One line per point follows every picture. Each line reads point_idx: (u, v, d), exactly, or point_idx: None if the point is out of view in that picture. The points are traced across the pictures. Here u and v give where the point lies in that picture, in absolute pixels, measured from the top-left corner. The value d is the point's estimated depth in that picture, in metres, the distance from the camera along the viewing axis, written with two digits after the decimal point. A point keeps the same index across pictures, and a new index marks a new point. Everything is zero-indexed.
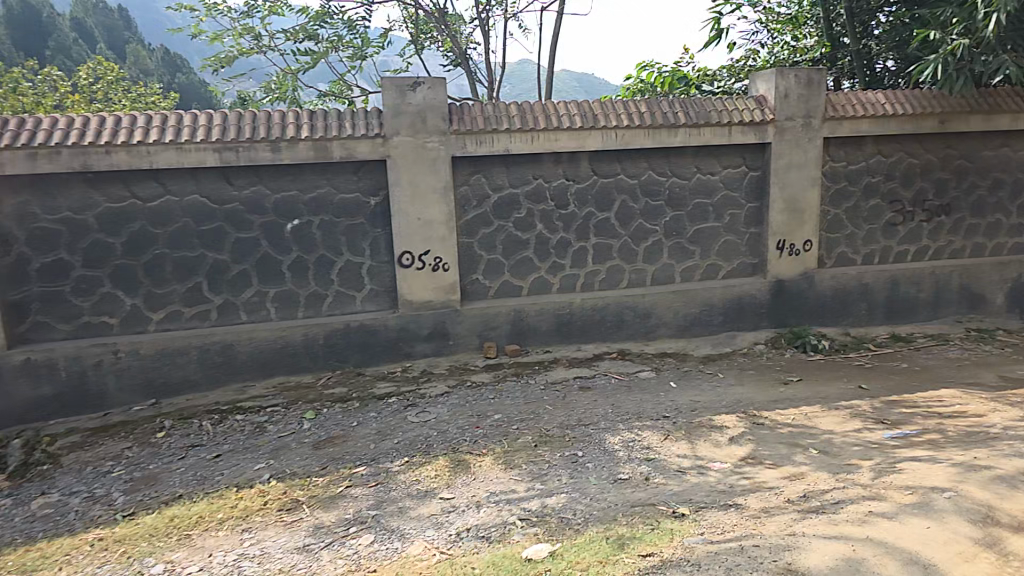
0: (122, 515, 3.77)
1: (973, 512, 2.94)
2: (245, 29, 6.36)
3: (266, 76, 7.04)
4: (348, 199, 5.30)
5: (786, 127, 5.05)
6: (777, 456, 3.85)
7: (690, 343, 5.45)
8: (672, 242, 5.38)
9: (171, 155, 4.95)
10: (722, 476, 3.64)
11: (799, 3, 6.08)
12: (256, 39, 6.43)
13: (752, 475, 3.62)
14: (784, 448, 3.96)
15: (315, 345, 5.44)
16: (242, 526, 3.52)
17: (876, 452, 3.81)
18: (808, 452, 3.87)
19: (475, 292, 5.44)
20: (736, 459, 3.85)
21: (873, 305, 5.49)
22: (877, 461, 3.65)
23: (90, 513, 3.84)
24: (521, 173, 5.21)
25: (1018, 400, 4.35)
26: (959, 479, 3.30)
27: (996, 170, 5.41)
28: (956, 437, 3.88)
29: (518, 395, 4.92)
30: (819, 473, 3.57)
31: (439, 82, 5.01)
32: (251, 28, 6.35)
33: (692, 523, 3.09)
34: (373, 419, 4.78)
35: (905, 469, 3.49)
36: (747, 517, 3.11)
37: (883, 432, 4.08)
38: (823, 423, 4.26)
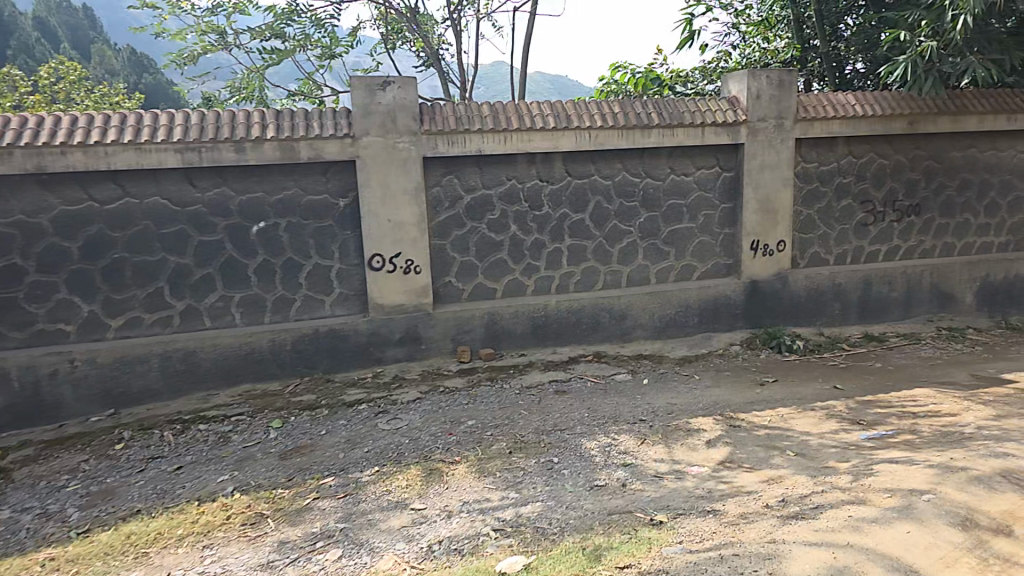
0: (76, 533, 3.57)
1: (952, 516, 2.91)
2: (209, 26, 6.18)
3: (232, 74, 6.86)
4: (317, 201, 5.17)
5: (759, 128, 5.05)
6: (754, 459, 3.80)
7: (666, 344, 5.41)
8: (647, 243, 5.34)
9: (130, 156, 4.75)
10: (700, 481, 3.57)
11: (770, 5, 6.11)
12: (221, 36, 6.25)
13: (729, 480, 3.56)
14: (761, 451, 3.91)
15: (283, 351, 5.27)
16: (203, 543, 3.35)
17: (853, 453, 3.77)
18: (785, 455, 3.83)
19: (448, 295, 5.34)
20: (713, 463, 3.79)
21: (846, 304, 5.51)
22: (854, 463, 3.62)
23: (42, 531, 3.63)
24: (494, 174, 5.13)
25: (990, 399, 4.37)
26: (938, 481, 3.27)
27: (964, 171, 5.48)
28: (932, 437, 3.87)
29: (492, 400, 4.82)
30: (798, 476, 3.53)
31: (410, 81, 4.90)
32: (216, 26, 6.17)
33: (670, 531, 3.01)
34: (343, 427, 4.63)
35: (883, 472, 3.46)
36: (725, 524, 3.04)
37: (859, 433, 4.06)
38: (800, 425, 4.23)
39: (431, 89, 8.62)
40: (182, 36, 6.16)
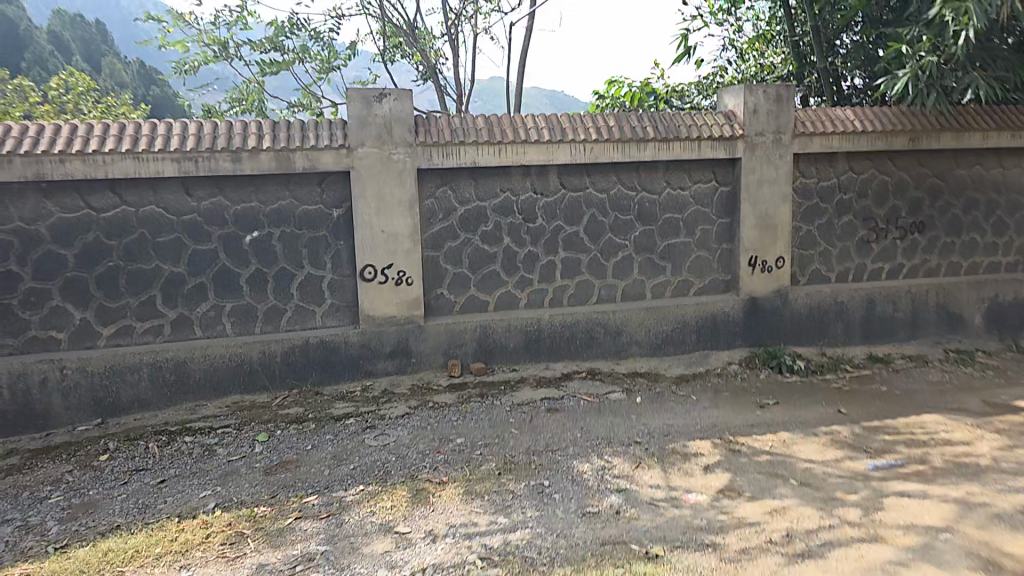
0: (54, 547, 3.47)
1: (972, 558, 2.88)
2: (211, 39, 6.31)
3: (233, 87, 6.99)
4: (311, 210, 5.15)
5: (757, 143, 4.99)
6: (755, 488, 3.64)
7: (663, 362, 5.27)
8: (643, 257, 5.25)
9: (128, 164, 4.78)
10: (699, 510, 3.43)
11: (767, 22, 6.11)
12: (223, 48, 6.38)
13: (730, 510, 3.41)
14: (763, 479, 3.75)
15: (273, 362, 5.20)
16: (180, 563, 3.24)
17: (861, 484, 3.63)
18: (789, 484, 3.66)
19: (439, 307, 5.27)
20: (713, 490, 3.63)
21: (849, 324, 5.35)
22: (863, 497, 3.46)
23: (20, 544, 3.55)
24: (489, 186, 5.10)
25: (1003, 427, 4.19)
26: (953, 517, 3.21)
27: (970, 189, 5.35)
28: (944, 468, 3.75)
29: (482, 417, 4.70)
30: (803, 509, 3.38)
31: (406, 93, 4.91)
32: (218, 38, 6.30)
33: (667, 566, 2.91)
34: (329, 442, 4.53)
35: (893, 505, 3.35)
36: (726, 560, 2.96)
37: (866, 462, 3.90)
38: (804, 454, 4.05)
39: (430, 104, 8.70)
40: (186, 48, 6.30)
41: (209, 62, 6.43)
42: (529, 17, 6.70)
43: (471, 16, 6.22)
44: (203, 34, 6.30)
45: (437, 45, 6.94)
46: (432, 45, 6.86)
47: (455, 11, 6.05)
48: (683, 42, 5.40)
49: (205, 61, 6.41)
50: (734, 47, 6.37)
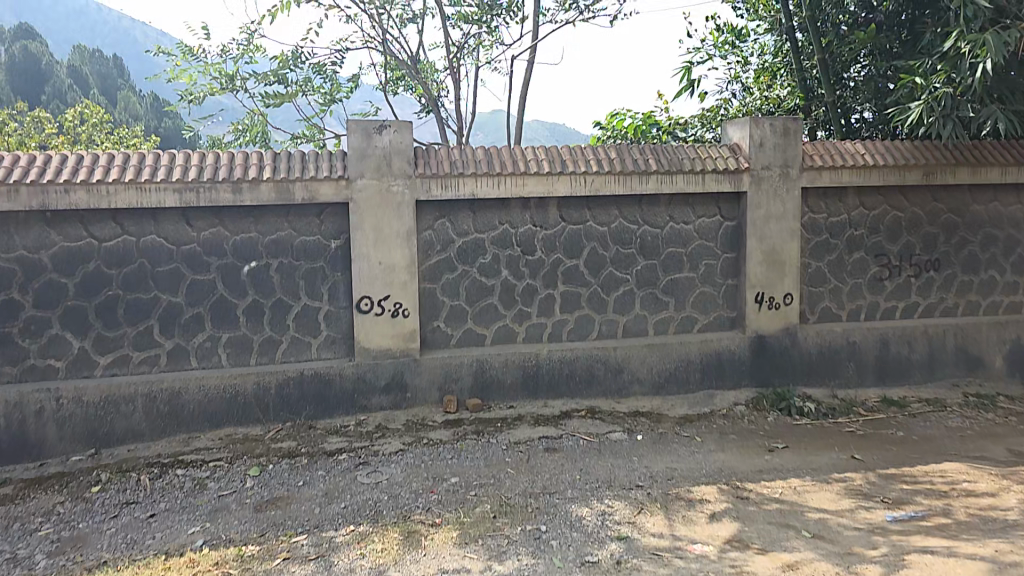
0: None
1: None
2: (218, 71, 6.44)
3: (238, 118, 7.10)
4: (309, 241, 5.10)
5: (763, 176, 4.86)
6: (766, 540, 3.42)
7: (665, 402, 5.08)
8: (645, 292, 5.11)
9: (131, 195, 4.74)
10: (706, 562, 3.23)
11: (772, 55, 6.02)
12: (229, 80, 6.50)
13: (740, 564, 3.19)
14: (775, 530, 3.53)
15: (267, 394, 5.12)
16: None
17: (881, 539, 3.38)
18: (802, 536, 3.44)
19: (436, 341, 5.17)
20: (720, 541, 3.43)
21: (862, 365, 5.12)
22: (884, 552, 3.22)
23: None
24: (487, 218, 5.02)
25: None
26: None
27: (988, 225, 5.14)
28: (971, 523, 3.48)
29: (477, 456, 4.54)
30: (820, 564, 3.16)
31: (406, 125, 4.85)
32: (225, 71, 6.42)
33: None
34: (320, 479, 4.40)
35: (918, 563, 3.10)
36: None
37: (884, 513, 3.66)
38: (820, 505, 3.79)
39: (433, 137, 8.75)
40: (193, 81, 6.43)
41: (215, 93, 6.55)
42: (530, 51, 6.72)
43: (472, 50, 6.24)
44: (211, 66, 6.43)
45: (439, 77, 6.98)
46: (435, 78, 6.90)
47: (456, 45, 6.08)
48: (686, 76, 5.32)
49: (211, 93, 6.53)
50: (739, 80, 6.29)
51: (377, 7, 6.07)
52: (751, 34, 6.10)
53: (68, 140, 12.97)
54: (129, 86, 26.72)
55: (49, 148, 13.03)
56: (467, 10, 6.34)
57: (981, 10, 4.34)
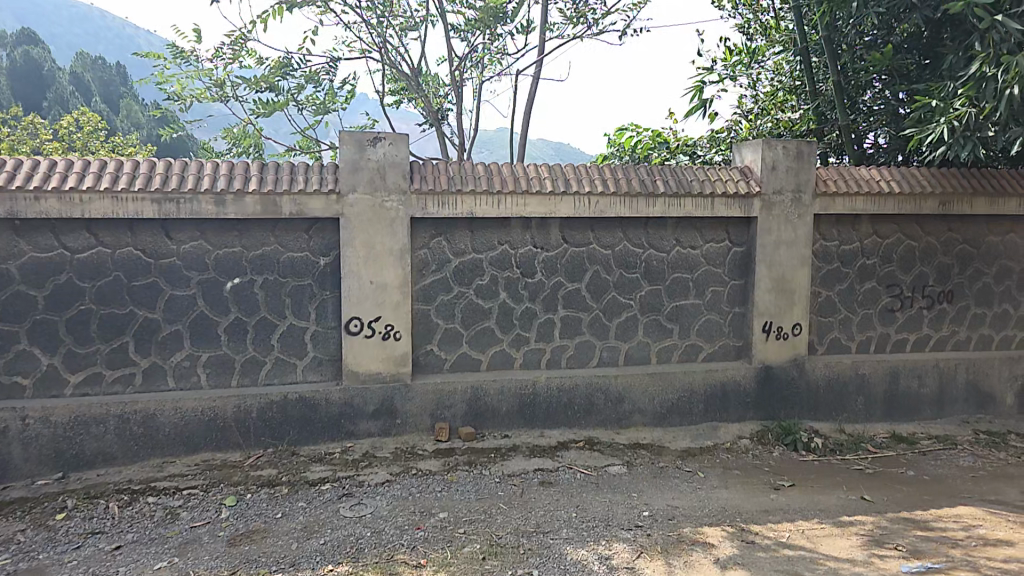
0: None
1: None
2: (208, 76, 6.18)
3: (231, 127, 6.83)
4: (296, 258, 4.81)
5: (775, 201, 4.66)
6: None
7: (667, 434, 4.87)
8: (649, 318, 4.91)
9: (106, 205, 4.37)
10: None
11: (787, 76, 5.84)
12: (219, 86, 6.25)
13: None
14: None
15: (248, 418, 4.82)
16: None
17: None
18: None
19: (429, 365, 4.92)
20: None
21: (870, 398, 4.96)
22: None
23: None
24: (486, 238, 4.77)
25: None
26: None
27: (1004, 258, 4.99)
28: None
29: (469, 489, 4.25)
30: None
31: (402, 138, 4.59)
32: (215, 77, 6.17)
33: None
34: (301, 511, 4.05)
35: None
36: None
37: (899, 563, 3.38)
38: (833, 551, 3.53)
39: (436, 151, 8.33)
40: (182, 86, 6.18)
41: (205, 100, 6.32)
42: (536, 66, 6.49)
43: (476, 64, 5.99)
44: (200, 70, 6.16)
45: (442, 91, 6.75)
46: (437, 91, 6.67)
47: (459, 58, 5.83)
48: (698, 96, 5.21)
49: (201, 99, 6.31)
50: (750, 101, 6.11)
51: (377, 15, 5.79)
52: (764, 54, 5.93)
53: (61, 149, 12.85)
54: (127, 90, 26.75)
55: (41, 155, 12.82)
56: (471, 20, 6.09)
57: (1011, 33, 4.12)
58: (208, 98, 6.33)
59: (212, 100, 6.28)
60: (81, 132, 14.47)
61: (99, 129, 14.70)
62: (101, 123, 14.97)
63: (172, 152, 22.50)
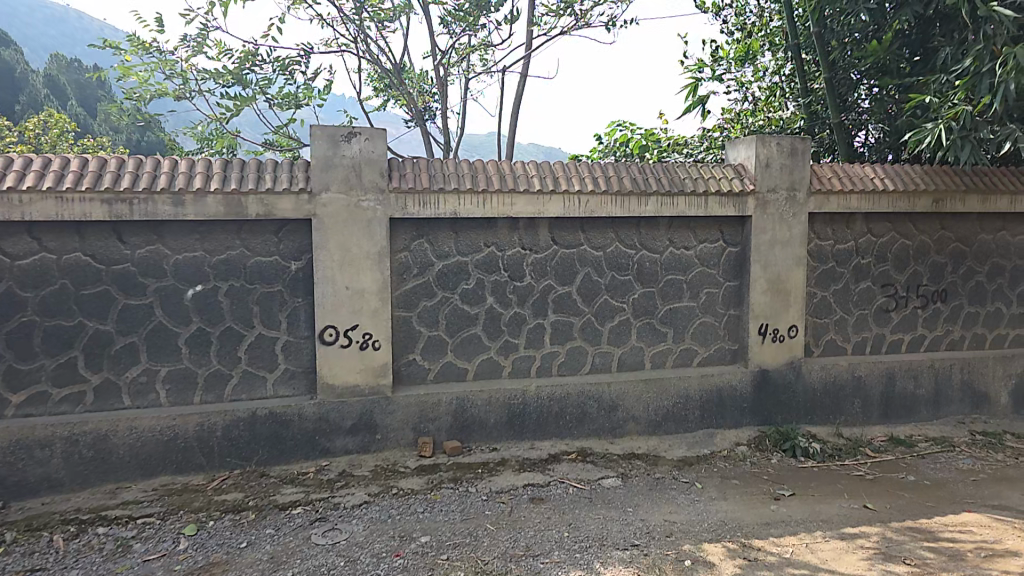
0: None
1: None
2: (170, 70, 5.79)
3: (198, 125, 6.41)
4: (264, 263, 4.44)
5: (770, 200, 4.51)
6: None
7: (663, 443, 4.68)
8: (642, 322, 4.72)
9: (48, 206, 3.92)
10: None
11: (779, 75, 5.84)
12: (183, 80, 5.85)
13: None
14: None
15: (213, 438, 4.43)
16: None
17: None
18: None
19: (411, 376, 4.62)
20: None
21: (866, 401, 4.86)
22: None
23: None
24: (470, 239, 4.50)
25: None
26: None
27: (995, 256, 4.95)
28: None
29: (453, 510, 3.92)
30: None
31: (379, 133, 4.27)
32: (178, 71, 5.78)
33: None
34: (268, 539, 3.65)
35: None
36: None
37: None
38: (845, 569, 3.27)
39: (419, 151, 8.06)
40: (143, 79, 5.75)
41: (167, 95, 5.91)
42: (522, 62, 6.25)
43: (461, 59, 5.73)
44: (162, 63, 5.76)
45: (427, 87, 6.49)
46: (421, 87, 6.41)
47: (443, 51, 5.58)
48: (691, 93, 5.23)
49: (162, 95, 5.90)
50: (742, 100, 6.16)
51: (354, 6, 5.48)
52: (755, 53, 5.86)
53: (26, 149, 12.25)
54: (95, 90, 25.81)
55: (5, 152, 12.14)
56: (453, 12, 5.85)
57: (1004, 26, 4.07)
58: (171, 92, 5.91)
59: (176, 96, 5.88)
60: (49, 134, 13.58)
61: (68, 129, 14.15)
62: (73, 124, 14.12)
63: (139, 152, 21.32)
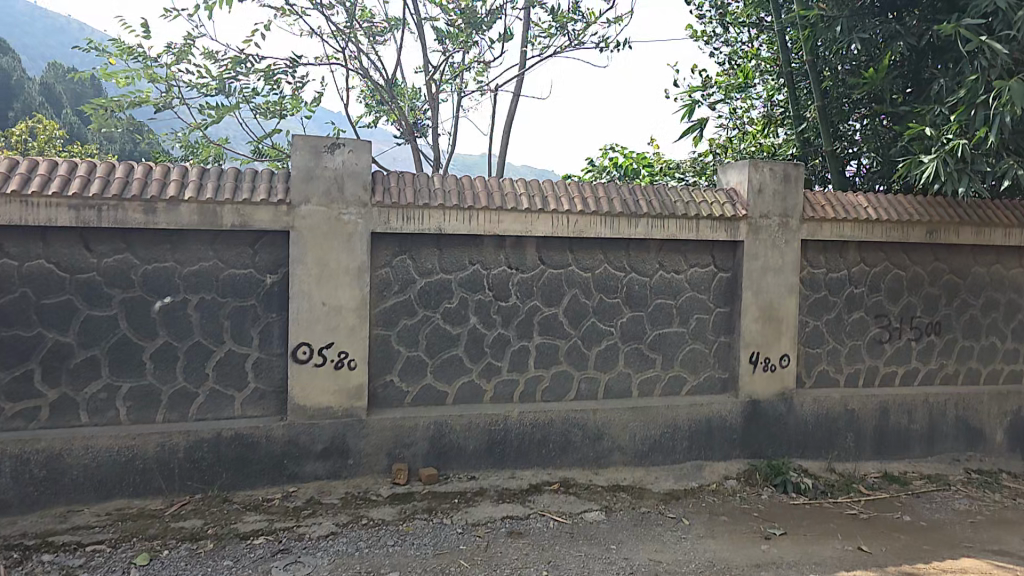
0: None
1: None
2: (155, 77, 5.64)
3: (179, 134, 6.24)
4: (237, 275, 4.24)
5: (762, 226, 4.41)
6: None
7: (649, 474, 4.49)
8: (631, 347, 4.56)
9: (12, 210, 3.72)
10: None
11: (773, 103, 5.94)
12: (167, 88, 5.70)
13: None
14: None
15: (174, 459, 4.17)
16: None
17: None
18: None
19: (388, 398, 4.41)
20: None
21: (859, 435, 4.72)
22: None
23: None
24: (454, 257, 4.34)
25: None
26: None
27: (989, 289, 4.87)
28: None
29: (425, 544, 3.68)
30: None
31: (364, 145, 4.12)
32: (162, 78, 5.63)
33: None
34: (223, 572, 3.39)
35: None
36: None
37: None
38: None
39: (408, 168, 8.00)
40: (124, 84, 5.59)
41: (149, 102, 5.75)
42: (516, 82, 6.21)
43: (453, 76, 5.66)
44: (147, 70, 5.62)
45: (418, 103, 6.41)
46: (413, 104, 6.32)
47: (434, 69, 5.51)
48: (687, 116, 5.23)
49: (144, 103, 5.74)
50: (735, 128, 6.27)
51: (346, 21, 5.41)
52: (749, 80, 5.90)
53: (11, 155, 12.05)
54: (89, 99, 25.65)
55: None
56: (445, 28, 5.82)
57: (998, 58, 4.09)
58: (152, 100, 5.75)
59: (159, 104, 5.72)
60: (36, 143, 13.24)
61: (55, 136, 13.94)
62: (61, 133, 13.81)
63: (130, 162, 21.11)
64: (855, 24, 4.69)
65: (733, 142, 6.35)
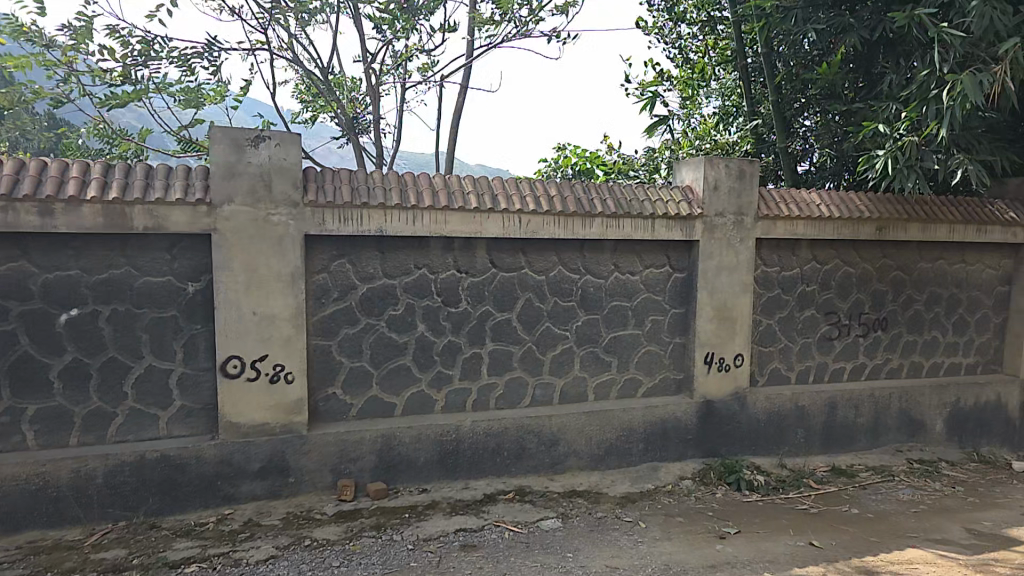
0: None
1: None
2: (49, 64, 5.00)
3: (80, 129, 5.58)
4: (156, 284, 3.84)
5: (717, 224, 4.32)
6: None
7: (605, 479, 4.41)
8: (585, 351, 4.45)
9: None
10: None
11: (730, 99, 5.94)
12: (66, 77, 5.08)
13: None
14: None
15: (92, 486, 3.77)
16: None
17: None
18: None
19: (331, 412, 4.14)
20: None
21: (808, 430, 4.79)
22: None
23: None
24: (399, 261, 4.06)
25: (1001, 569, 3.46)
26: None
27: (932, 284, 4.99)
28: None
29: (373, 563, 3.42)
30: None
31: (292, 138, 3.74)
32: (58, 65, 5.01)
33: None
34: None
35: None
36: None
37: None
38: None
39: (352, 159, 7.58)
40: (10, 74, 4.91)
41: (44, 94, 5.10)
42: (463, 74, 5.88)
43: (394, 66, 5.27)
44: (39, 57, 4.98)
45: (359, 95, 6.01)
46: (352, 96, 5.91)
47: (373, 58, 5.11)
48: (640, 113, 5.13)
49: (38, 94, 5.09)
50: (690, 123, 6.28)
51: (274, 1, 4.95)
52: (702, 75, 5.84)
53: None
54: None
55: None
56: (381, 14, 5.39)
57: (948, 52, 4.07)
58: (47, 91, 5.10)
59: (58, 96, 5.09)
60: None
61: None
62: None
63: None
64: (808, 15, 4.66)
65: (687, 139, 6.30)
